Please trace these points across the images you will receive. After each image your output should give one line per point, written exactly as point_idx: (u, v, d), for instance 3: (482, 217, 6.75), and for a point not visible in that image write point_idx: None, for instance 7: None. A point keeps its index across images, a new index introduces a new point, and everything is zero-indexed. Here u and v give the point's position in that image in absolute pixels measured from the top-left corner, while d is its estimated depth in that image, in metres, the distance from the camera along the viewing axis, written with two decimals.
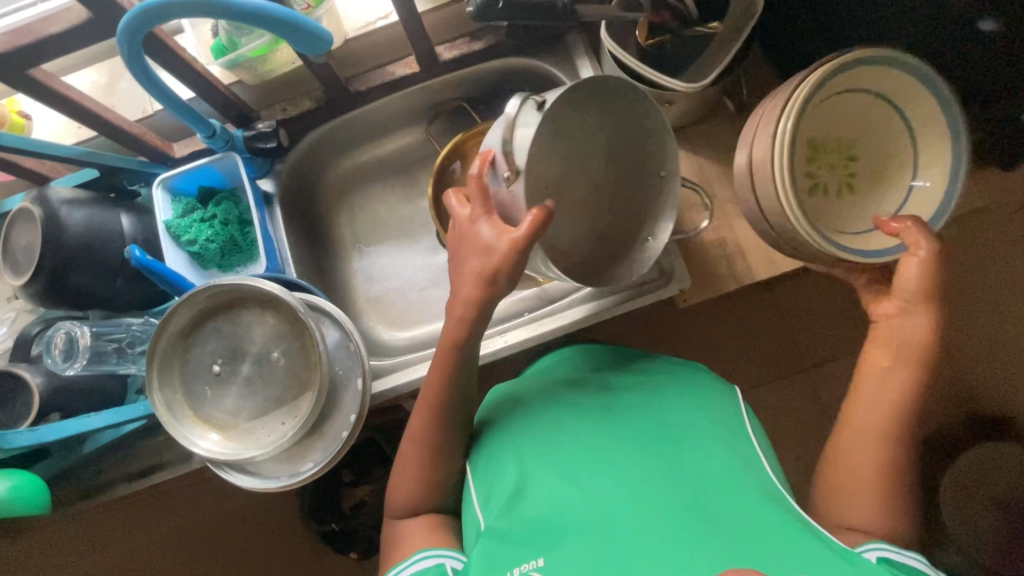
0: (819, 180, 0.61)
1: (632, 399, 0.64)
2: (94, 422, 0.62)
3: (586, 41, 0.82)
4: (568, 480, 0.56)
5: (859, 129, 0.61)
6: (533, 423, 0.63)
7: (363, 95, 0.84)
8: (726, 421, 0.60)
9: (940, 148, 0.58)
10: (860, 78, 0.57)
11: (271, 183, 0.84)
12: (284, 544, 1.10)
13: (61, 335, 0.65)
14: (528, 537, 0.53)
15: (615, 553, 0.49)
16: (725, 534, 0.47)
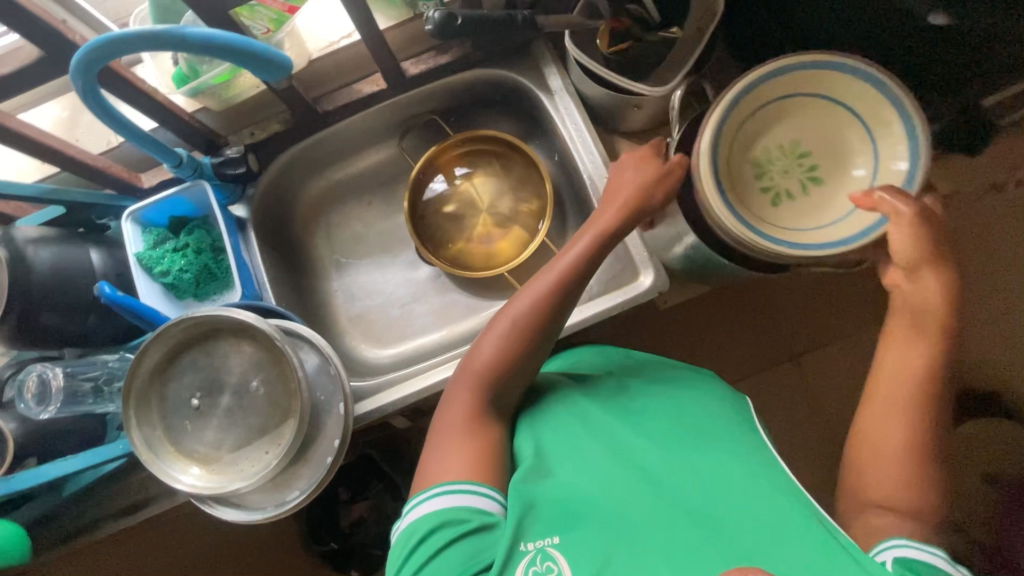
0: (776, 188, 0.62)
1: (655, 398, 0.66)
2: (70, 466, 0.61)
3: (552, 49, 0.82)
4: (586, 471, 0.59)
5: (807, 129, 0.62)
6: (556, 415, 0.66)
7: (332, 115, 0.84)
8: (727, 423, 0.62)
9: (891, 130, 0.58)
10: (783, 88, 0.60)
11: (243, 208, 0.83)
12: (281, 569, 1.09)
13: (34, 378, 0.65)
14: (543, 516, 0.55)
15: (626, 541, 0.52)
16: (733, 534, 0.50)
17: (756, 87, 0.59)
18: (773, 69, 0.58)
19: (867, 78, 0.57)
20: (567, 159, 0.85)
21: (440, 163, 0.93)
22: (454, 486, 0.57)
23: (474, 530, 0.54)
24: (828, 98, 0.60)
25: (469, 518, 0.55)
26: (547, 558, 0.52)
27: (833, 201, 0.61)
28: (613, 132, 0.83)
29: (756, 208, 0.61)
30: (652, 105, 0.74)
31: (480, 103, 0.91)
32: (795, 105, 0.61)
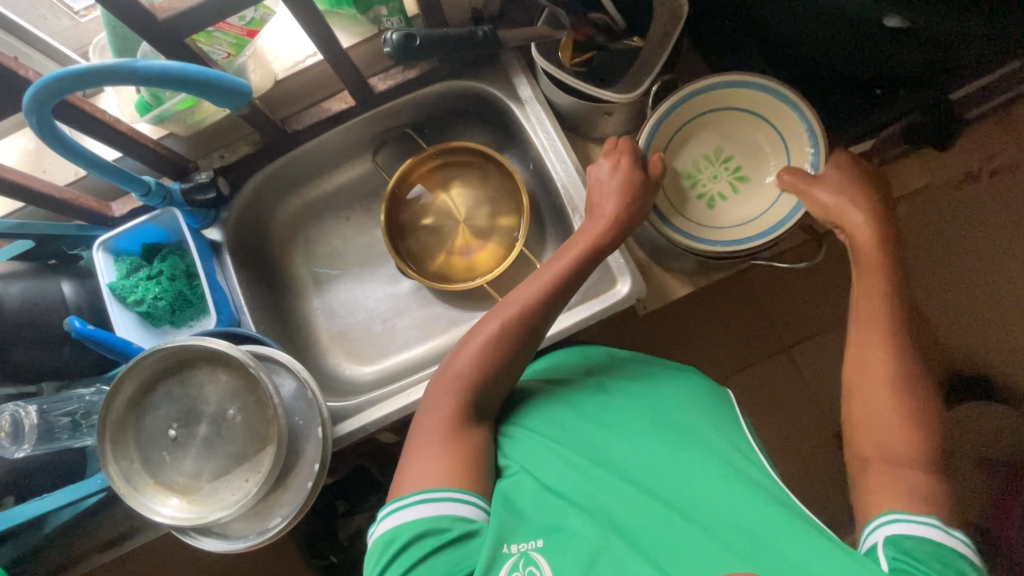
0: (709, 193, 0.73)
1: (630, 393, 0.66)
2: (50, 503, 0.61)
3: (521, 59, 0.82)
4: (571, 477, 0.58)
5: (726, 137, 0.73)
6: (539, 421, 0.66)
7: (302, 134, 0.83)
8: (710, 421, 0.61)
9: (796, 130, 0.69)
10: (705, 105, 0.71)
11: (218, 232, 0.82)
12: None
13: (6, 417, 0.63)
14: (529, 523, 0.55)
15: (612, 542, 0.52)
16: (717, 531, 0.50)
17: (677, 107, 0.70)
18: (688, 91, 0.69)
19: (769, 89, 0.68)
20: (541, 168, 0.85)
21: (415, 175, 0.92)
22: (431, 494, 0.56)
23: (456, 535, 0.54)
24: (743, 107, 0.71)
25: (451, 524, 0.55)
26: (530, 563, 0.52)
27: (757, 195, 0.72)
28: (586, 138, 0.82)
29: (692, 210, 0.73)
30: (622, 112, 0.74)
31: (453, 115, 0.91)
32: (719, 117, 0.72)
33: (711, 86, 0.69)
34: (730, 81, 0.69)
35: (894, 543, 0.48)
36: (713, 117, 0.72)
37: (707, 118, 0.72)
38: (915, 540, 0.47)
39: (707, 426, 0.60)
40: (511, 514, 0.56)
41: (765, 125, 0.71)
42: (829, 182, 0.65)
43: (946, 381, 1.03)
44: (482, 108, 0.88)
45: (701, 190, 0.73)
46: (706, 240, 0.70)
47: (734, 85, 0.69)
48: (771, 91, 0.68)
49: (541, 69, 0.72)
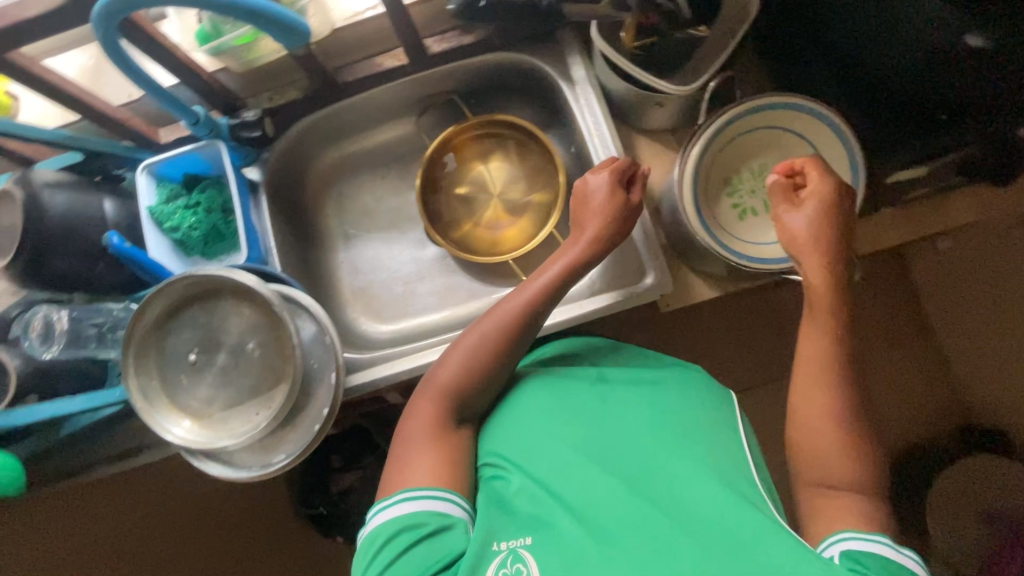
0: (744, 206, 0.72)
1: (630, 387, 0.67)
2: (70, 406, 0.63)
3: (577, 39, 0.82)
4: (561, 470, 0.59)
5: (772, 154, 0.72)
6: (531, 407, 0.66)
7: (351, 86, 0.84)
8: (706, 424, 0.61)
9: (842, 165, 0.68)
10: (758, 121, 0.70)
11: (257, 172, 0.83)
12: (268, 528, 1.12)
13: (39, 318, 0.68)
14: (520, 521, 0.56)
15: (589, 538, 0.52)
16: (694, 532, 0.50)
17: (731, 121, 0.69)
18: (747, 105, 0.68)
19: (828, 118, 0.67)
20: (582, 151, 0.84)
21: (455, 143, 0.92)
22: (409, 492, 0.59)
23: (438, 528, 0.57)
24: (789, 128, 0.70)
25: (428, 519, 0.57)
26: (518, 560, 0.53)
27: None
28: (633, 128, 0.82)
29: (725, 221, 0.72)
30: (674, 103, 0.73)
31: (501, 88, 0.91)
32: (769, 135, 0.71)
33: (770, 103, 0.68)
34: (790, 102, 0.68)
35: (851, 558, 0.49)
36: (764, 134, 0.71)
37: (757, 134, 0.71)
38: (872, 555, 0.49)
39: (698, 428, 0.60)
40: (503, 516, 0.58)
41: (806, 146, 0.70)
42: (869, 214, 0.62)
43: (953, 430, 1.07)
44: (531, 84, 0.88)
45: (737, 202, 0.72)
46: (744, 253, 0.68)
47: (792, 107, 0.69)
48: (828, 122, 0.68)
49: (598, 50, 0.71)
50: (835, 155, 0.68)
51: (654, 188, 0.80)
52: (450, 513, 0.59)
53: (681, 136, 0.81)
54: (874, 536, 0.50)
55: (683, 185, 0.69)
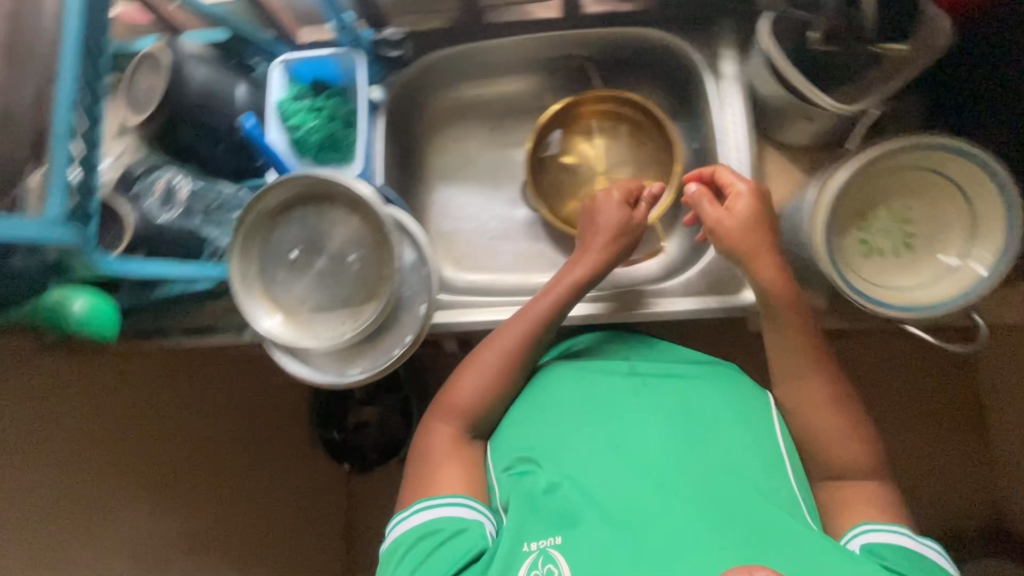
0: (872, 243, 0.69)
1: (662, 382, 0.69)
2: (178, 272, 0.65)
3: (737, 32, 0.78)
4: (582, 462, 0.61)
5: (917, 196, 0.69)
6: (554, 400, 0.68)
7: (496, 29, 0.83)
8: (744, 425, 0.64)
9: (996, 226, 0.63)
10: (915, 159, 0.66)
11: (381, 91, 0.83)
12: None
13: (162, 181, 0.69)
14: (549, 518, 0.58)
15: (621, 529, 0.54)
16: (734, 530, 0.53)
17: (885, 154, 0.65)
18: (909, 140, 0.64)
19: (993, 167, 0.62)
20: (708, 149, 0.81)
21: (575, 111, 0.91)
22: (427, 502, 0.62)
23: (455, 531, 0.59)
24: (945, 175, 0.66)
25: (445, 525, 0.59)
26: (548, 561, 0.55)
27: (927, 260, 0.68)
28: (767, 138, 0.79)
29: (850, 257, 0.69)
30: (825, 122, 0.70)
31: (637, 66, 0.88)
32: (920, 177, 0.68)
33: (934, 143, 0.64)
34: (955, 145, 0.63)
35: (869, 547, 0.57)
36: (916, 174, 0.67)
37: (910, 172, 0.68)
38: (888, 544, 0.57)
39: (733, 428, 0.63)
40: (528, 511, 0.59)
41: (959, 194, 0.66)
42: (976, 281, 0.63)
43: (984, 527, 1.02)
44: (670, 70, 0.85)
45: (866, 239, 0.69)
46: (866, 294, 0.65)
47: (956, 151, 0.64)
48: (993, 175, 0.62)
49: (764, 47, 0.69)
50: (991, 213, 0.64)
51: (773, 204, 0.77)
52: (465, 517, 0.61)
53: (814, 157, 0.77)
54: (891, 526, 0.59)
55: (817, 215, 0.67)
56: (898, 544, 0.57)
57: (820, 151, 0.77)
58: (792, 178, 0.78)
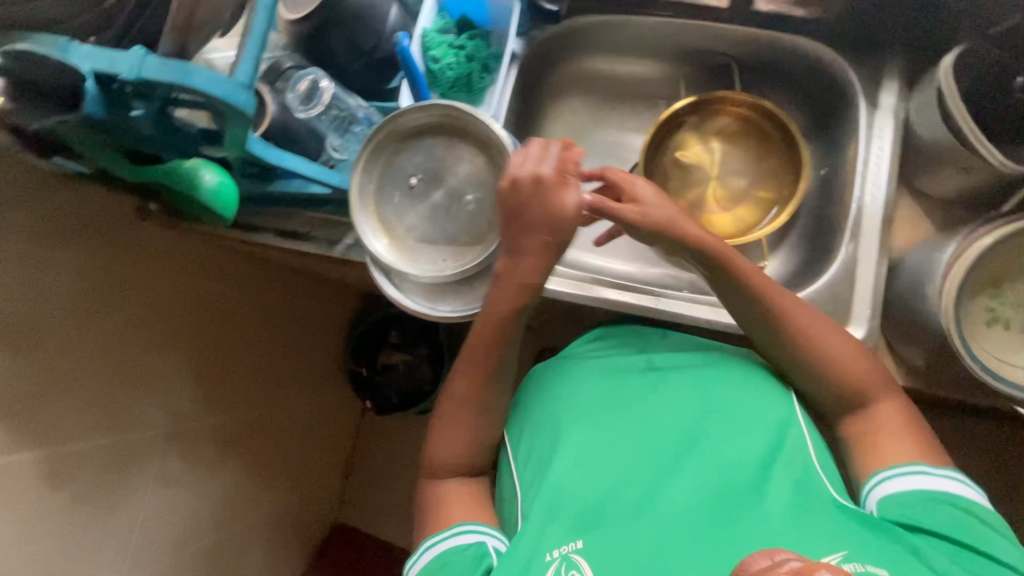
0: (1000, 316, 0.67)
1: (679, 376, 0.68)
2: (305, 169, 0.66)
3: (906, 66, 0.74)
4: (596, 457, 0.62)
5: None
6: (572, 391, 0.69)
7: (656, 6, 0.82)
8: (762, 419, 0.62)
9: None
10: None
11: (520, 45, 0.83)
12: (294, 336, 1.25)
13: (307, 79, 0.70)
14: (567, 521, 0.58)
15: (639, 527, 0.56)
16: (758, 530, 0.53)
17: None
18: None
19: None
20: (841, 178, 0.78)
21: (707, 109, 0.88)
22: (430, 539, 0.61)
23: (457, 560, 0.57)
24: None
25: (446, 558, 0.58)
26: (571, 567, 0.54)
27: None
28: (905, 182, 0.75)
29: (972, 324, 0.68)
30: (982, 177, 0.66)
31: (784, 76, 0.85)
32: None
33: None
34: None
35: (889, 499, 0.56)
36: None
37: None
38: (912, 493, 0.55)
39: (751, 421, 0.62)
40: (546, 513, 0.59)
41: None
42: None
43: None
44: (819, 89, 0.82)
45: (992, 310, 0.68)
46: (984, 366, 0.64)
47: None
48: None
49: (944, 85, 0.65)
50: None
51: (896, 250, 0.74)
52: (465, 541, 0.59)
53: (950, 212, 0.74)
54: (915, 470, 0.57)
55: (954, 273, 0.64)
56: (924, 489, 0.55)
57: (958, 208, 0.73)
58: (921, 229, 0.74)
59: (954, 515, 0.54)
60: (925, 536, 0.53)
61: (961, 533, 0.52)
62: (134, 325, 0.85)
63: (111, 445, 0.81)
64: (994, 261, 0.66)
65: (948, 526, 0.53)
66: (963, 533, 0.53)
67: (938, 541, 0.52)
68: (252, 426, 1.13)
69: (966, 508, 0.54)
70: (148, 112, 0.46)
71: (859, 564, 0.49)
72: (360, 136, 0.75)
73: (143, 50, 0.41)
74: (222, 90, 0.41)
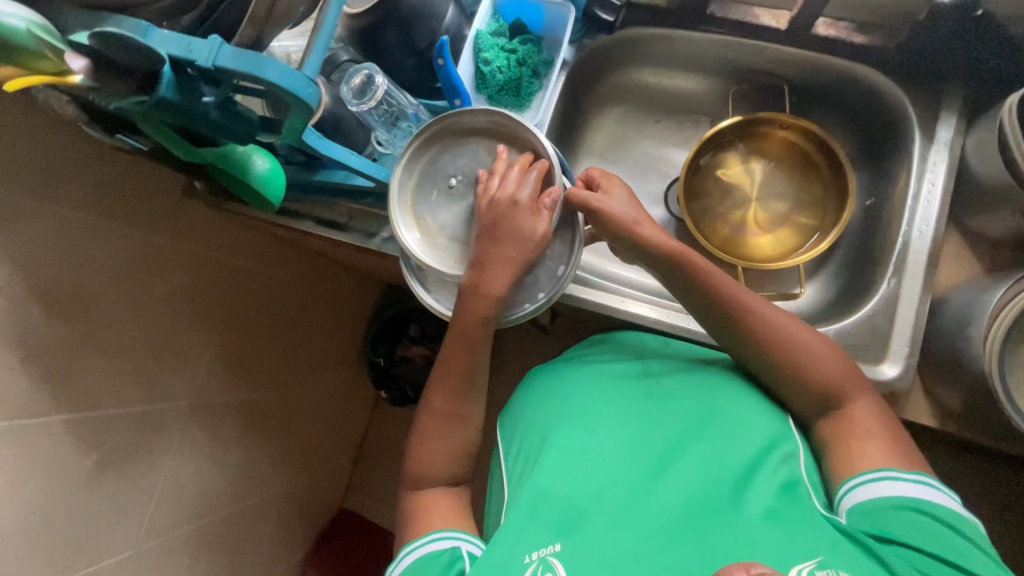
0: None
1: (673, 384, 0.68)
2: (349, 160, 0.65)
3: (968, 101, 0.72)
4: (581, 459, 0.60)
5: None
6: (571, 396, 0.69)
7: (712, 22, 0.81)
8: (752, 426, 0.60)
9: None
10: None
11: (572, 52, 0.83)
12: (318, 324, 1.28)
13: (362, 73, 0.70)
14: (546, 522, 0.55)
15: (618, 527, 0.52)
16: (737, 533, 0.50)
17: None
18: None
19: None
20: (888, 211, 0.76)
21: (753, 129, 0.87)
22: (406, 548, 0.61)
23: (431, 564, 0.58)
24: None
25: (421, 563, 0.58)
26: (547, 569, 0.51)
27: None
28: (956, 220, 0.73)
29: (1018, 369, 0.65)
30: None
31: (836, 102, 0.83)
32: None
33: None
34: None
35: (857, 507, 0.53)
36: None
37: None
38: (881, 499, 0.52)
39: (740, 425, 0.60)
40: (528, 518, 0.55)
41: None
42: None
43: None
44: (873, 118, 0.80)
45: None
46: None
47: None
48: None
49: (1006, 125, 0.63)
50: None
51: (940, 288, 0.72)
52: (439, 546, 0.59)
53: (1000, 254, 0.72)
54: (883, 475, 0.54)
55: (1002, 322, 0.62)
56: (895, 498, 0.52)
57: (1007, 250, 0.71)
58: (968, 270, 0.72)
59: (925, 525, 0.50)
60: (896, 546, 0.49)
61: (937, 546, 0.48)
62: (174, 297, 0.87)
63: (140, 412, 0.83)
64: None
65: (920, 536, 0.49)
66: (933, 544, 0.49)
67: (908, 551, 0.48)
68: (272, 407, 1.15)
69: (941, 516, 0.51)
70: (214, 98, 0.47)
71: (833, 571, 0.45)
72: (405, 132, 0.77)
73: (220, 39, 0.42)
74: (291, 84, 0.42)
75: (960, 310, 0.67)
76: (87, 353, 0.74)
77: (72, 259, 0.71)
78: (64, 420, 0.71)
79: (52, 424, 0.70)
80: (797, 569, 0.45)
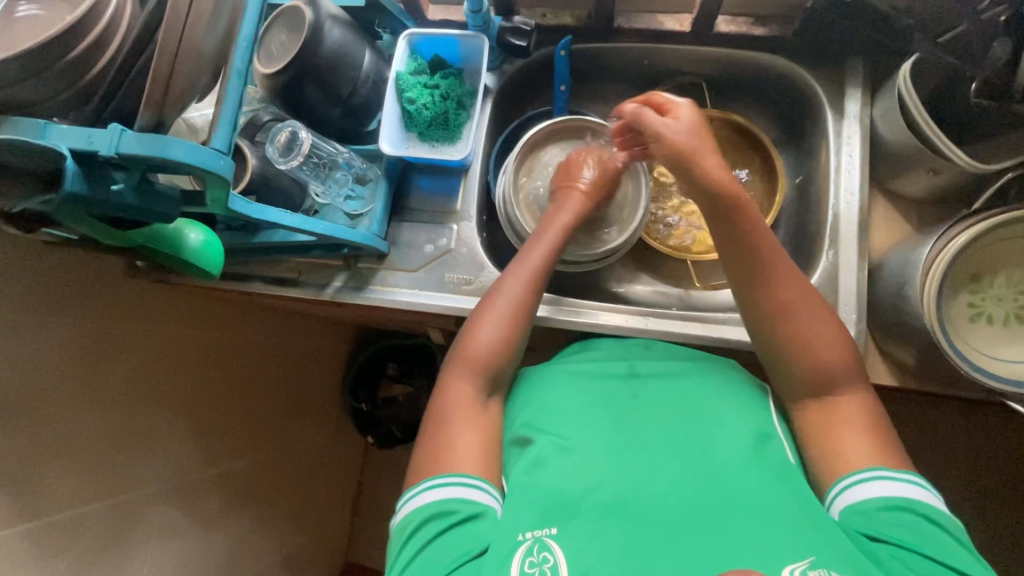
0: (982, 310, 0.68)
1: (659, 384, 0.69)
2: (288, 220, 0.64)
3: (869, 74, 0.76)
4: (575, 456, 0.60)
5: None
6: (555, 390, 0.69)
7: (622, 33, 0.84)
8: (744, 428, 0.62)
9: None
10: None
11: (493, 79, 0.86)
12: (292, 375, 1.25)
13: (286, 132, 0.70)
14: (542, 509, 0.56)
15: (606, 522, 0.53)
16: (727, 529, 0.51)
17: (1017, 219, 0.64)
18: None
19: None
20: (816, 187, 0.80)
21: None
22: (450, 476, 0.58)
23: (468, 516, 0.55)
24: None
25: (457, 507, 0.56)
26: (543, 549, 0.52)
27: None
28: (877, 185, 0.77)
29: (956, 317, 0.69)
30: (951, 176, 0.67)
31: (751, 89, 0.87)
32: None
33: None
34: None
35: (853, 507, 0.55)
36: None
37: None
38: (875, 500, 0.54)
39: (729, 428, 0.62)
40: (522, 499, 0.57)
41: None
42: None
43: None
44: (785, 99, 0.84)
45: (971, 304, 0.69)
46: (975, 365, 0.63)
47: None
48: None
49: (905, 94, 0.67)
50: None
51: (876, 251, 0.75)
52: (480, 502, 0.57)
53: (922, 211, 0.75)
54: (874, 477, 0.55)
55: (938, 270, 0.64)
56: (886, 497, 0.54)
57: (925, 208, 0.75)
58: (897, 231, 0.75)
59: (914, 523, 0.53)
60: (891, 547, 0.51)
61: (920, 540, 0.51)
62: (135, 377, 0.85)
63: (115, 503, 0.80)
64: (968, 258, 0.68)
65: (911, 536, 0.52)
66: (923, 543, 0.51)
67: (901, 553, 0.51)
68: (260, 473, 1.12)
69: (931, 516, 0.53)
70: (124, 183, 0.47)
71: (825, 572, 0.46)
72: (340, 181, 0.80)
73: (120, 126, 0.41)
74: (199, 159, 0.42)
75: (893, 269, 0.70)
76: (44, 453, 0.71)
77: (13, 360, 0.68)
78: (31, 526, 0.68)
79: (19, 534, 0.66)
80: (789, 570, 0.46)
